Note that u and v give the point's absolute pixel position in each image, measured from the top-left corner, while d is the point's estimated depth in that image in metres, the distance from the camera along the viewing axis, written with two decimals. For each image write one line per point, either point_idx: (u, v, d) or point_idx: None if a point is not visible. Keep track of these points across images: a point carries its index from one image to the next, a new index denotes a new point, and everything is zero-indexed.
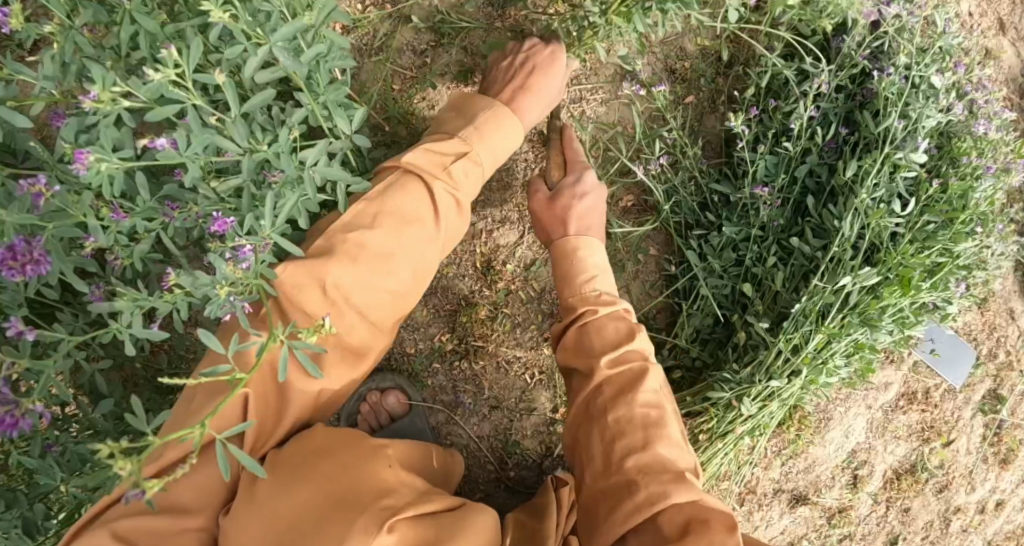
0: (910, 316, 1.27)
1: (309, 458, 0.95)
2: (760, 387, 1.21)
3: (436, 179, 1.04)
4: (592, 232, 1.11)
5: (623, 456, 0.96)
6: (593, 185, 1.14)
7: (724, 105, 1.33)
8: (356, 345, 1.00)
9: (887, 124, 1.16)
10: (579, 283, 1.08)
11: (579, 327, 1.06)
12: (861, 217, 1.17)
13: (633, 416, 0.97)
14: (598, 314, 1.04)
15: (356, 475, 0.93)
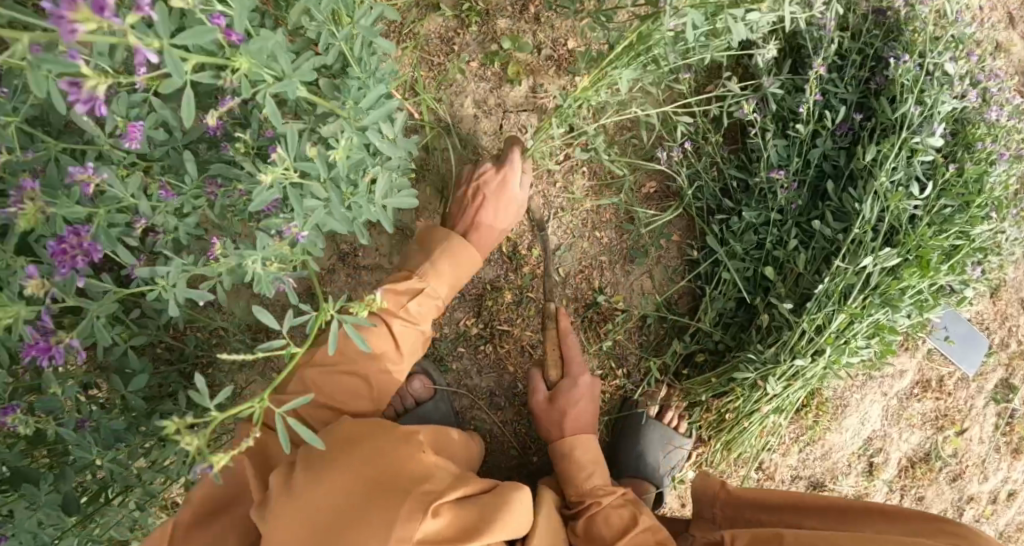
0: (929, 298, 1.30)
1: (346, 447, 0.95)
2: (785, 366, 1.23)
3: (396, 320, 1.10)
4: (584, 428, 1.20)
5: None
6: (588, 388, 1.21)
7: (744, 92, 1.36)
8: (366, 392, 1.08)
9: (903, 110, 1.19)
10: (583, 481, 1.15)
11: (587, 519, 1.10)
12: (881, 200, 1.21)
13: None
14: (604, 507, 1.10)
15: (393, 461, 0.92)
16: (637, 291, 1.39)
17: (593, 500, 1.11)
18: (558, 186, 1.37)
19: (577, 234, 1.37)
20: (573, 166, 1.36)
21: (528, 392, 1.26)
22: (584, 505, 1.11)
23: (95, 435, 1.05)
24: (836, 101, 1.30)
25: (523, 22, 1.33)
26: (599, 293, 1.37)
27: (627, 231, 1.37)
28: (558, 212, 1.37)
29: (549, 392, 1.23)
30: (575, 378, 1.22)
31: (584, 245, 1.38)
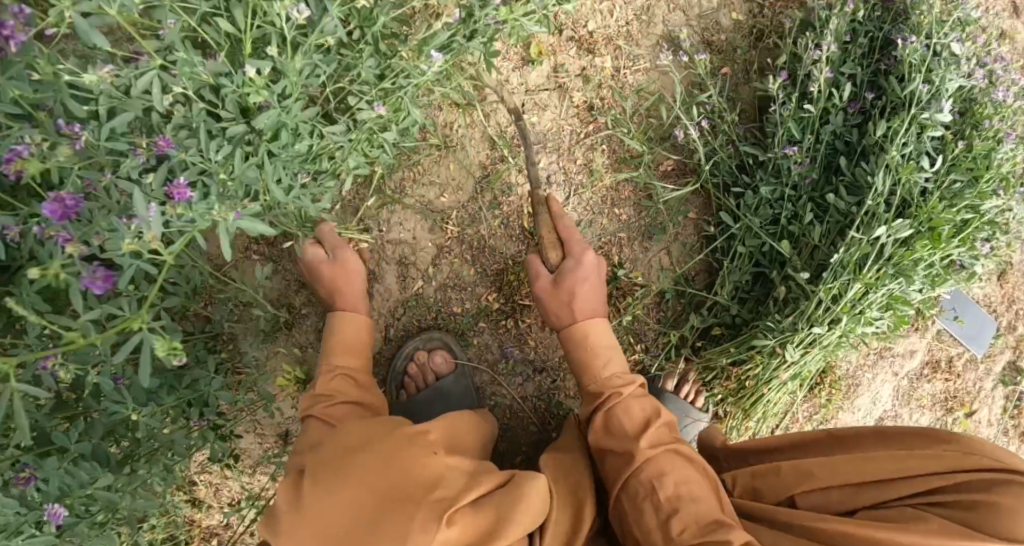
0: (940, 272, 1.33)
1: (352, 456, 0.98)
2: (803, 334, 1.25)
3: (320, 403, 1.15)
4: (595, 311, 1.20)
5: (678, 527, 0.97)
6: (591, 265, 1.20)
7: (758, 73, 1.39)
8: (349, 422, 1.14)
9: (911, 86, 1.23)
10: (598, 370, 1.16)
11: (606, 412, 1.13)
12: (893, 172, 1.24)
13: (681, 493, 1.00)
14: (624, 398, 1.13)
15: (404, 471, 0.96)
16: (655, 266, 1.42)
17: (612, 392, 1.13)
18: (578, 164, 1.39)
19: (597, 210, 1.40)
20: (592, 143, 1.38)
21: (529, 278, 1.24)
22: (600, 398, 1.14)
23: (131, 391, 1.14)
24: (845, 79, 1.33)
25: None
26: (618, 268, 1.40)
27: (646, 207, 1.40)
28: (578, 189, 1.39)
29: (551, 277, 1.21)
30: (578, 258, 1.21)
31: (603, 221, 1.40)
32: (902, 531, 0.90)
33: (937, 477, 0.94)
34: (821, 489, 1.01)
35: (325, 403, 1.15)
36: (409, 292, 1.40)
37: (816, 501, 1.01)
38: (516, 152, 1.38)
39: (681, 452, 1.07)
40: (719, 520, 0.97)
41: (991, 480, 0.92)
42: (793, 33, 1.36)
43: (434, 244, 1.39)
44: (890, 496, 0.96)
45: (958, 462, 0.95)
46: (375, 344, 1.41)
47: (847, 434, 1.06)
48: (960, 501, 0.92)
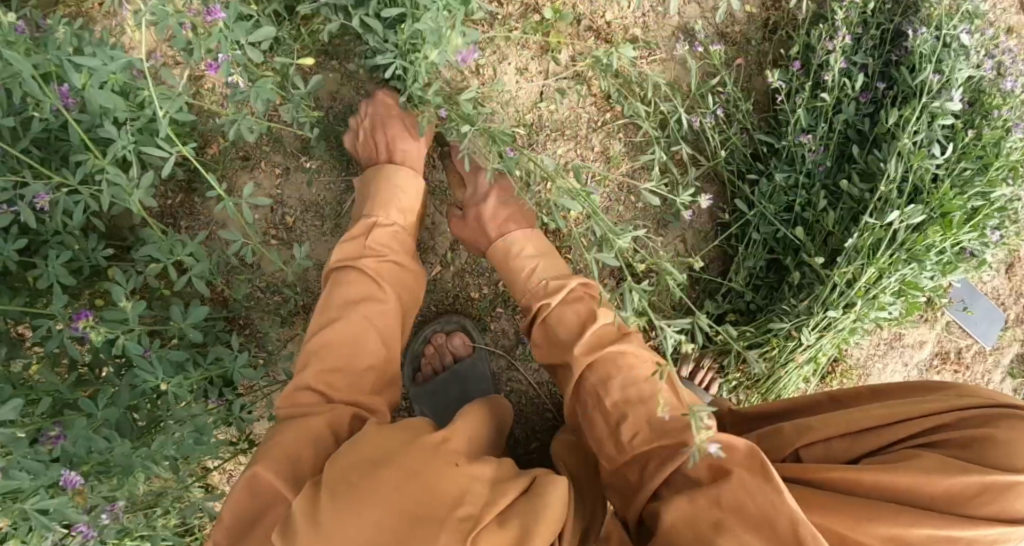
0: (951, 259, 1.36)
1: (371, 474, 0.87)
2: (818, 317, 1.27)
3: (362, 257, 1.20)
4: (510, 227, 1.29)
5: (631, 433, 1.03)
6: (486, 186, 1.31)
7: (772, 64, 1.43)
8: (389, 274, 1.22)
9: (922, 76, 1.26)
10: (524, 283, 1.24)
11: (542, 324, 1.19)
12: (904, 159, 1.26)
13: (629, 396, 1.05)
14: (554, 306, 1.17)
15: (426, 483, 0.86)
16: (670, 253, 1.44)
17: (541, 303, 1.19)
18: (595, 152, 1.42)
19: (612, 198, 1.43)
20: (610, 132, 1.42)
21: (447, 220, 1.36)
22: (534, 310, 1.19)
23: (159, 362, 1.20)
24: (856, 69, 1.36)
25: None
26: (635, 255, 1.43)
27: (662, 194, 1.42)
28: (595, 176, 1.42)
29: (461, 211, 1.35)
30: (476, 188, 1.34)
31: (619, 209, 1.43)
32: (904, 468, 0.91)
33: (935, 418, 0.96)
34: (822, 443, 1.02)
35: (370, 258, 1.21)
36: (427, 278, 1.42)
37: (821, 454, 1.02)
38: (535, 139, 1.41)
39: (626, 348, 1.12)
40: (672, 420, 1.01)
41: (987, 414, 0.95)
42: (806, 24, 1.39)
43: (453, 231, 1.41)
44: (890, 441, 0.98)
45: (953, 402, 0.97)
46: None
47: (847, 399, 1.09)
48: (959, 438, 0.94)
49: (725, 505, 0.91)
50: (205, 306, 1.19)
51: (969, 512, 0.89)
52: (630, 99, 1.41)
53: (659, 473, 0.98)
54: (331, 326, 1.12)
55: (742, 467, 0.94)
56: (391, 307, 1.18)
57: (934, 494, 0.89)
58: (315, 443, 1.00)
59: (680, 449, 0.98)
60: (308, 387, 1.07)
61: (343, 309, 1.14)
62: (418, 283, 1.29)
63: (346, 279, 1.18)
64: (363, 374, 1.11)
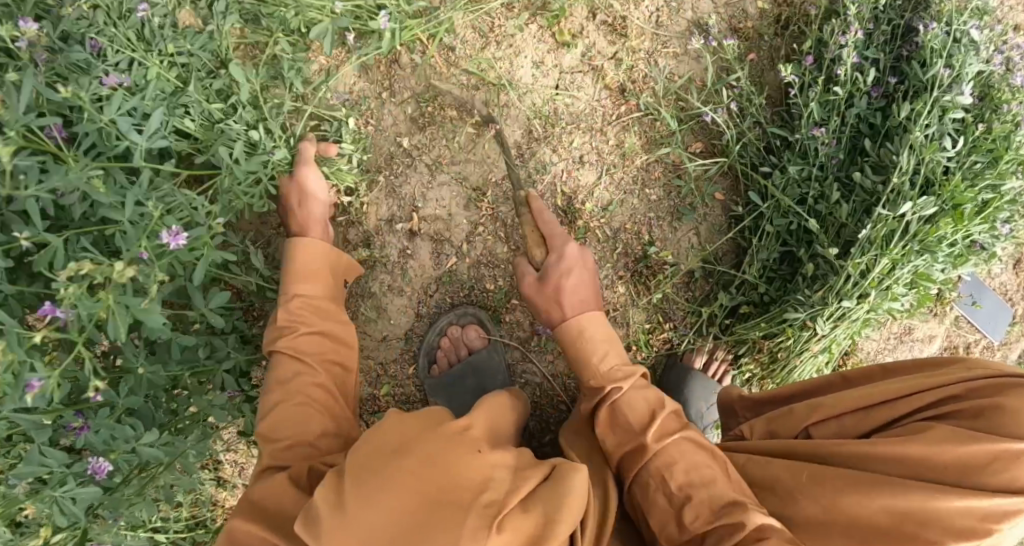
0: (962, 251, 1.37)
1: (389, 461, 0.83)
2: (832, 307, 1.28)
3: (283, 335, 1.14)
4: (587, 306, 1.17)
5: (692, 515, 0.96)
6: (575, 259, 1.20)
7: (786, 58, 1.45)
8: (319, 348, 1.15)
9: (933, 70, 1.28)
10: (595, 364, 1.13)
11: (609, 405, 1.10)
12: (916, 151, 1.27)
13: (691, 478, 0.99)
14: (626, 391, 1.09)
15: (447, 470, 0.82)
16: (684, 245, 1.45)
17: (612, 386, 1.10)
18: (611, 144, 1.43)
19: (627, 190, 1.43)
20: (626, 124, 1.42)
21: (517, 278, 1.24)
22: (602, 392, 1.11)
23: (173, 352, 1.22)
24: (867, 63, 1.38)
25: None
26: (649, 247, 1.44)
27: (677, 187, 1.43)
28: (610, 168, 1.43)
29: (538, 274, 1.21)
30: (559, 252, 1.21)
31: (633, 201, 1.44)
32: (912, 440, 0.93)
33: (943, 390, 0.97)
34: (833, 418, 1.05)
35: (290, 334, 1.14)
36: (442, 270, 1.42)
37: (834, 430, 1.05)
38: (551, 132, 1.41)
39: (692, 437, 1.05)
40: (733, 503, 0.95)
41: (997, 383, 0.95)
42: (817, 19, 1.41)
43: (468, 222, 1.41)
44: (898, 414, 1.00)
45: (960, 373, 0.98)
46: (407, 321, 1.43)
47: (859, 378, 1.10)
48: (968, 409, 0.94)
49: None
50: (226, 293, 1.23)
51: (985, 484, 0.89)
52: (645, 93, 1.42)
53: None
54: (272, 409, 1.06)
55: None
56: (324, 376, 1.12)
57: (945, 465, 0.91)
58: (283, 490, 0.96)
59: (739, 528, 0.91)
60: (271, 466, 1.02)
61: (280, 390, 1.08)
62: (353, 349, 1.21)
63: (274, 360, 1.13)
64: (319, 435, 1.05)
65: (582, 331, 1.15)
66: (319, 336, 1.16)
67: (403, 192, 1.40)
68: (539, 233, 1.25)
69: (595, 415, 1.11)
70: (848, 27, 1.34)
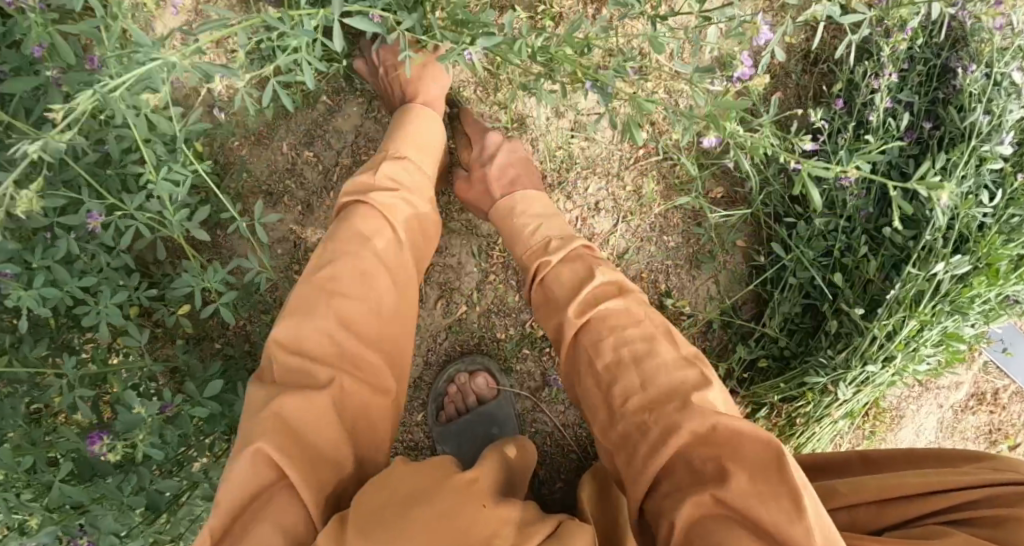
0: (996, 308, 1.31)
1: (401, 511, 0.73)
2: (856, 372, 1.23)
3: (385, 187, 1.08)
4: (518, 186, 1.22)
5: (623, 399, 0.90)
6: (496, 145, 1.26)
7: (815, 99, 1.37)
8: (404, 219, 1.08)
9: (972, 120, 1.20)
10: (527, 238, 1.14)
11: (539, 282, 1.09)
12: (951, 207, 1.21)
13: (622, 356, 0.93)
14: (553, 266, 1.08)
15: (459, 525, 0.72)
16: (702, 296, 1.40)
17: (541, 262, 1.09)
18: (627, 190, 1.36)
19: (645, 237, 1.38)
20: (643, 169, 1.36)
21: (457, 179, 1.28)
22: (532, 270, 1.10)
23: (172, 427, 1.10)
24: (902, 106, 1.31)
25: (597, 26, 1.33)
26: (666, 297, 1.39)
27: (696, 235, 1.38)
28: (627, 216, 1.37)
29: (467, 172, 1.28)
30: (489, 147, 1.26)
31: (651, 248, 1.38)
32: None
33: (970, 493, 0.90)
34: (847, 509, 0.97)
35: (382, 192, 1.07)
36: (452, 318, 1.37)
37: (844, 522, 0.96)
38: (565, 178, 1.35)
39: (627, 308, 0.98)
40: (671, 390, 0.88)
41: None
42: (849, 60, 1.33)
43: (479, 269, 1.36)
44: (918, 513, 0.92)
45: (989, 476, 0.91)
46: (416, 369, 1.39)
47: (878, 457, 1.04)
48: (992, 516, 0.87)
49: (731, 506, 0.77)
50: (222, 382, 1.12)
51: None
52: (665, 136, 1.35)
53: (654, 455, 0.84)
54: (340, 263, 0.97)
55: (751, 476, 0.78)
56: (403, 255, 1.04)
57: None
58: (324, 417, 0.85)
59: (675, 428, 0.83)
60: (326, 332, 0.91)
61: (360, 244, 0.99)
62: (428, 233, 1.13)
63: (356, 212, 1.03)
64: (380, 315, 0.97)
65: (523, 247, 1.12)
66: (413, 219, 1.10)
67: None
68: (467, 123, 1.30)
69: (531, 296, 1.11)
70: (881, 69, 1.27)
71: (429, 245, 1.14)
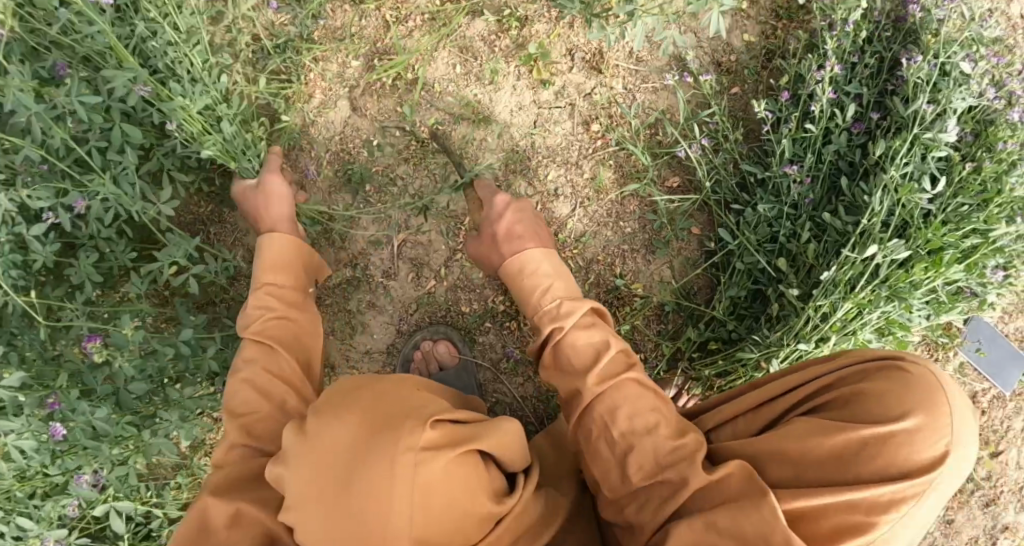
0: (945, 299, 1.35)
1: (349, 393, 0.97)
2: (788, 349, 1.29)
3: (268, 308, 1.21)
4: (524, 243, 1.22)
5: (633, 464, 1.04)
6: (502, 203, 1.26)
7: (767, 93, 1.43)
8: (290, 331, 1.21)
9: (912, 107, 1.22)
10: (537, 300, 1.18)
11: (554, 347, 1.16)
12: (889, 193, 1.24)
13: (635, 427, 1.06)
14: (566, 328, 1.15)
15: (392, 395, 0.97)
16: (656, 279, 1.47)
17: (554, 324, 1.15)
18: (585, 177, 1.46)
19: (601, 222, 1.47)
20: (600, 158, 1.46)
21: (467, 249, 1.30)
22: (547, 334, 1.16)
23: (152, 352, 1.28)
24: (850, 98, 1.35)
25: (559, 26, 1.44)
26: (619, 279, 1.47)
27: (651, 220, 1.46)
28: (584, 201, 1.47)
29: (478, 234, 1.28)
30: (493, 207, 1.26)
31: (607, 233, 1.47)
32: (790, 434, 0.98)
33: (823, 379, 1.03)
34: (731, 421, 1.10)
35: (257, 320, 1.19)
36: (422, 291, 1.50)
37: (732, 433, 1.09)
38: (527, 165, 1.46)
39: (638, 380, 1.11)
40: (673, 450, 1.03)
41: (875, 368, 1.00)
42: (798, 54, 1.38)
43: (447, 247, 1.49)
44: (788, 409, 1.05)
45: (839, 365, 1.03)
46: (389, 337, 1.51)
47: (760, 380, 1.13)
48: (839, 396, 1.00)
49: (722, 527, 0.94)
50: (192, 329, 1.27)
51: (855, 471, 0.92)
52: (621, 128, 1.45)
53: (666, 505, 1.00)
54: (236, 386, 1.13)
55: (745, 514, 0.93)
56: (291, 363, 1.18)
57: (824, 450, 0.95)
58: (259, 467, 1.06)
59: (683, 483, 0.99)
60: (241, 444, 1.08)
61: (246, 363, 1.15)
62: (314, 335, 1.26)
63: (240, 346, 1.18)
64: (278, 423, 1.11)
65: (534, 309, 1.17)
66: (299, 331, 1.23)
67: (389, 215, 1.49)
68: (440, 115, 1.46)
69: (541, 356, 1.18)
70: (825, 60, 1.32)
71: (316, 341, 1.26)
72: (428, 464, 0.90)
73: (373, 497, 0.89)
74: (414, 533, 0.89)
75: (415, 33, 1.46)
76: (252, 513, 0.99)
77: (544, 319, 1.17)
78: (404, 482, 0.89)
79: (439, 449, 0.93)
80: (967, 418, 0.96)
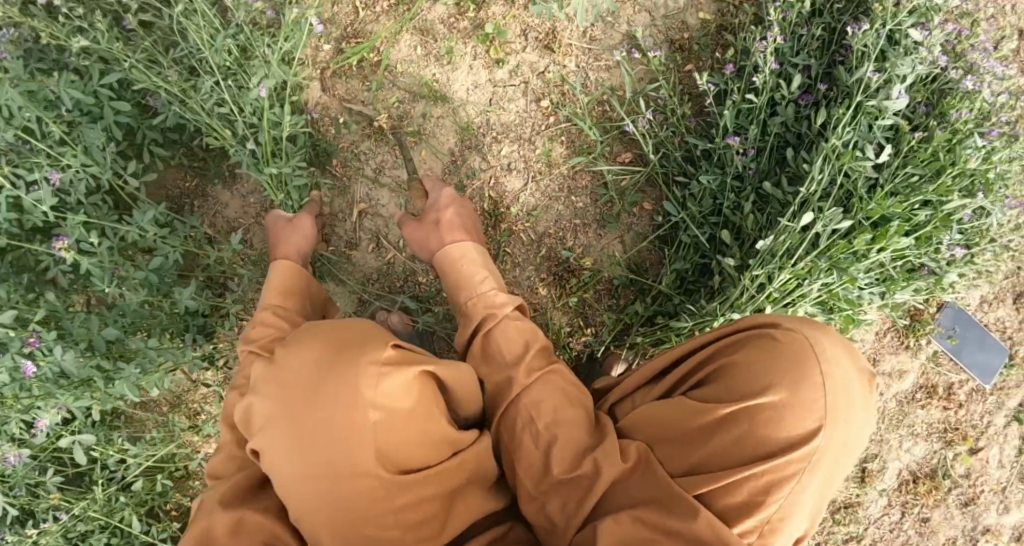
0: (895, 274, 1.32)
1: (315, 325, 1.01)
2: (720, 319, 1.29)
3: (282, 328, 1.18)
4: (457, 233, 1.27)
5: (557, 458, 1.03)
6: (447, 196, 1.33)
7: (717, 69, 1.44)
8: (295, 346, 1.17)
9: (855, 74, 1.20)
10: (472, 291, 1.21)
11: (484, 336, 1.17)
12: (830, 161, 1.22)
13: (560, 419, 1.07)
14: (501, 320, 1.17)
15: (356, 325, 1.00)
16: (606, 254, 1.49)
17: (488, 315, 1.18)
18: (537, 152, 1.50)
19: (553, 196, 1.50)
20: (551, 134, 1.50)
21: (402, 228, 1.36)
22: (480, 324, 1.18)
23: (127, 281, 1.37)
24: (796, 69, 1.34)
25: (514, 8, 1.50)
26: (569, 252, 1.49)
27: (601, 195, 1.48)
28: (536, 176, 1.50)
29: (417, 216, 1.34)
30: (436, 198, 1.33)
31: (559, 207, 1.50)
32: (678, 415, 1.00)
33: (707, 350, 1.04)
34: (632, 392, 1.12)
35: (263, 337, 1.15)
36: (383, 261, 1.56)
37: (630, 406, 1.11)
38: (481, 141, 1.51)
39: (557, 374, 1.13)
40: (582, 447, 1.04)
41: (752, 337, 1.00)
42: (746, 26, 1.38)
43: None
44: (678, 379, 1.06)
45: (725, 330, 1.04)
46: (351, 306, 1.57)
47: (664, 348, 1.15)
48: (718, 367, 1.01)
49: (646, 519, 0.94)
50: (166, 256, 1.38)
51: (734, 454, 0.94)
52: (572, 105, 1.49)
53: (586, 501, 0.99)
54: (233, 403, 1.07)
55: (671, 511, 0.93)
56: None
57: (703, 426, 0.97)
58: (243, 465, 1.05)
59: (602, 471, 1.00)
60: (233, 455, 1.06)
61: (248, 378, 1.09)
62: None
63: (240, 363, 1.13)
64: None
65: (468, 300, 1.20)
66: None
67: (352, 188, 1.55)
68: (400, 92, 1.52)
69: (471, 345, 1.18)
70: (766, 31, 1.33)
71: None
72: (390, 376, 0.92)
73: (341, 405, 0.90)
74: (375, 445, 0.91)
75: (381, 18, 1.52)
76: (252, 511, 0.96)
77: (477, 308, 1.19)
78: (370, 395, 0.91)
79: (400, 367, 0.94)
80: (853, 391, 0.96)
